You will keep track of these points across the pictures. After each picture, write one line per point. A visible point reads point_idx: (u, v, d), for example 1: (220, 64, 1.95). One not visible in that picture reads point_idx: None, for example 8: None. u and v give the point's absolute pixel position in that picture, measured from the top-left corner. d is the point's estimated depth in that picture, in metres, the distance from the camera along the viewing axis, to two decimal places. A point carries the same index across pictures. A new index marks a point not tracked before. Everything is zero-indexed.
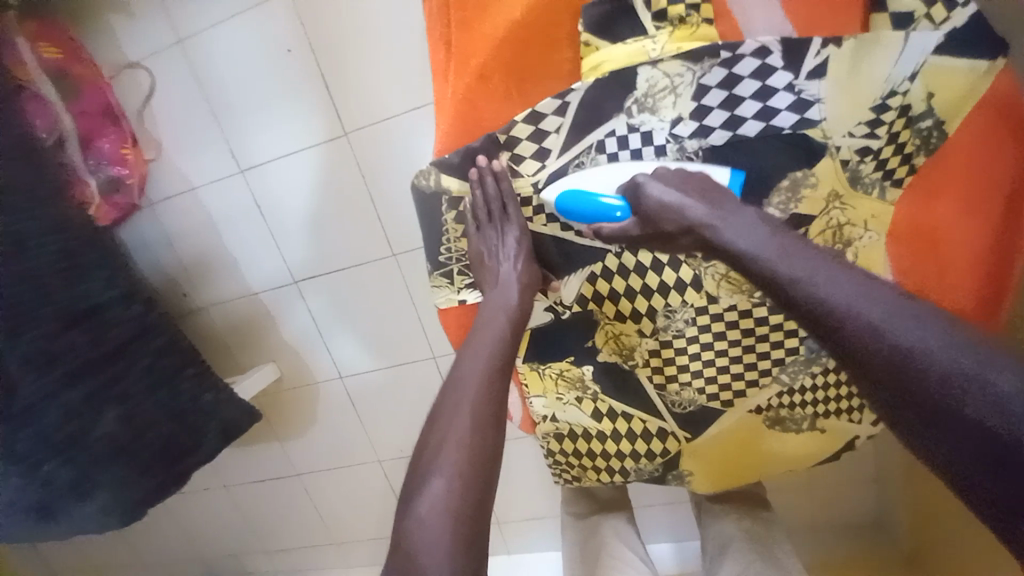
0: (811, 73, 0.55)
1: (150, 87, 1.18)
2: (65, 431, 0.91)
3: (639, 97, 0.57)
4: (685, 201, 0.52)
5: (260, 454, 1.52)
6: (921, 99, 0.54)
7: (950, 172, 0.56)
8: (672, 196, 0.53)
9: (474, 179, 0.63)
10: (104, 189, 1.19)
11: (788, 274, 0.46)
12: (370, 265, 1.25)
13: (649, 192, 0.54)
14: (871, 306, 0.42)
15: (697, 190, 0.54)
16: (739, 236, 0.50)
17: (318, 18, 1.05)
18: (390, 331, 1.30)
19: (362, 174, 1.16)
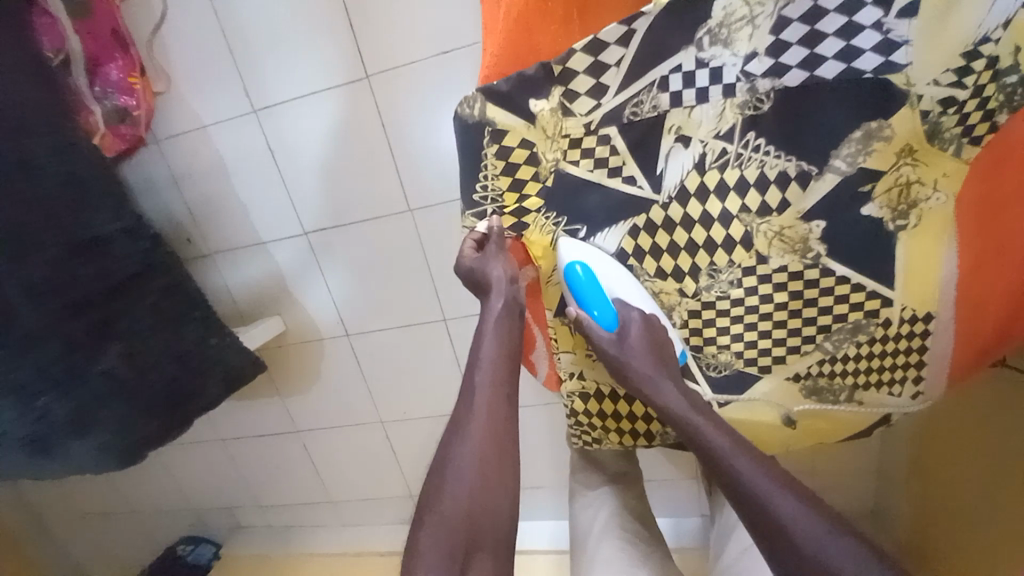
0: (902, 11, 0.50)
1: (161, 13, 1.10)
2: (67, 362, 0.89)
3: (714, 27, 0.53)
4: (637, 353, 0.61)
5: (259, 408, 1.49)
6: (1009, 50, 0.49)
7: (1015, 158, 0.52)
8: (637, 350, 0.62)
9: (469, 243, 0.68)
10: (110, 119, 1.13)
11: (713, 442, 0.54)
12: (387, 219, 1.20)
13: (629, 354, 0.61)
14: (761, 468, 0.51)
15: (653, 341, 0.62)
16: (680, 408, 0.58)
17: None
18: (402, 289, 1.26)
19: (382, 124, 1.11)
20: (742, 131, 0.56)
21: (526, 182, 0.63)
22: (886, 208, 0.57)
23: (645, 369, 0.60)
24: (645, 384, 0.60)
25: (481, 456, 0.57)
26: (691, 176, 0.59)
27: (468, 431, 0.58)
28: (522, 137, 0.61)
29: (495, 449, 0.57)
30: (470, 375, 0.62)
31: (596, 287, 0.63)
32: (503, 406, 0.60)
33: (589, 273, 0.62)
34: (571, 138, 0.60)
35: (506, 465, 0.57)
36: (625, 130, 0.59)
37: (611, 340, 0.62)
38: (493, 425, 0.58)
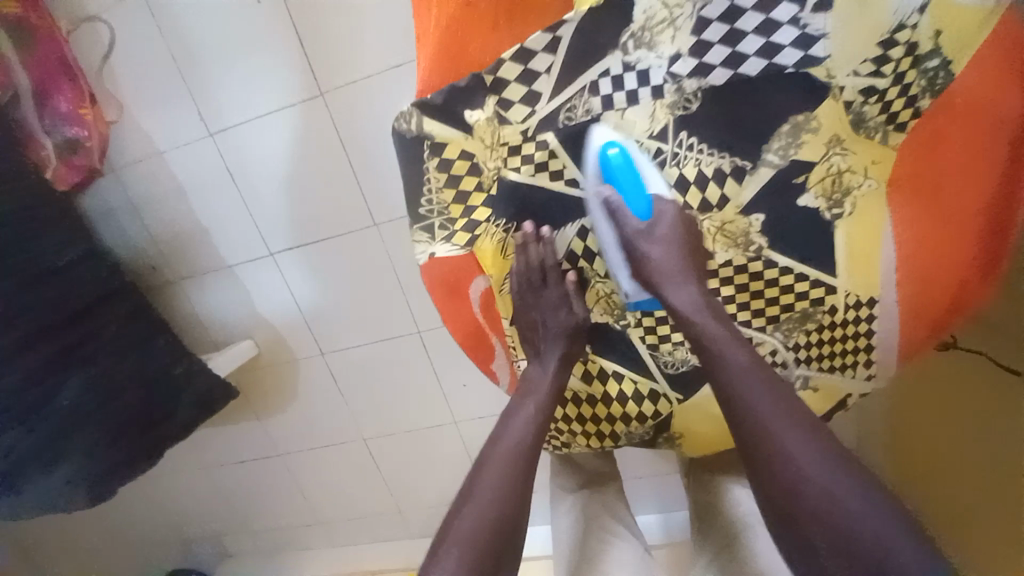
0: (816, 6, 0.51)
1: (110, 41, 1.10)
2: (30, 393, 0.85)
3: (636, 31, 0.53)
4: (671, 258, 0.59)
5: (239, 434, 1.47)
6: (929, 36, 0.51)
7: (953, 120, 0.53)
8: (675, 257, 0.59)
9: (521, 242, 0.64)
10: (61, 151, 1.12)
11: (740, 387, 0.52)
12: (353, 235, 1.19)
13: (644, 255, 0.59)
14: (782, 422, 0.49)
15: (689, 253, 0.60)
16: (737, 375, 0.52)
17: None
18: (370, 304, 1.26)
19: (341, 139, 1.10)
20: (675, 130, 0.58)
21: (470, 194, 0.62)
22: (821, 197, 0.59)
23: (669, 267, 0.59)
24: (665, 282, 0.59)
25: (498, 495, 0.56)
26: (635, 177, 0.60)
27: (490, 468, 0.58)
28: (461, 149, 0.60)
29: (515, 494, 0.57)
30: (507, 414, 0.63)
31: (630, 175, 0.59)
32: (528, 453, 0.60)
33: (624, 156, 0.58)
34: (509, 146, 0.60)
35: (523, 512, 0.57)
36: (562, 134, 0.59)
37: (643, 227, 0.59)
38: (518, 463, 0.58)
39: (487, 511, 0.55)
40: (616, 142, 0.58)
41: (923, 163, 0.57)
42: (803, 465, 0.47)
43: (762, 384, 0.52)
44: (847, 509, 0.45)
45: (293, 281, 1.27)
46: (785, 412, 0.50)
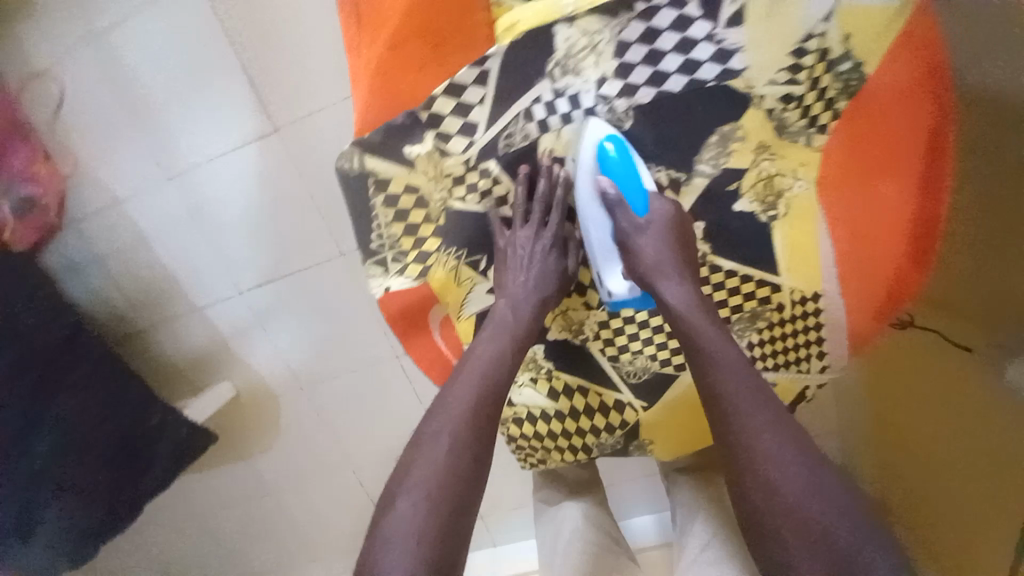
0: (730, 21, 0.53)
1: (60, 92, 1.08)
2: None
3: (561, 59, 0.54)
4: (664, 250, 0.58)
5: (225, 476, 1.45)
6: (839, 43, 0.53)
7: (878, 120, 0.57)
8: (665, 251, 0.58)
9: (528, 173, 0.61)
10: (18, 212, 1.08)
11: (723, 383, 0.52)
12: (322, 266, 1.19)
13: (638, 251, 0.59)
14: (763, 416, 0.50)
15: (680, 245, 0.59)
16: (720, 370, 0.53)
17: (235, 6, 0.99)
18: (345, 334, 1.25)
19: (300, 173, 1.11)
20: None
21: (419, 226, 0.63)
22: (756, 201, 0.61)
23: (661, 263, 0.58)
24: (655, 276, 0.59)
25: (445, 462, 0.52)
26: None
27: (434, 432, 0.54)
28: (406, 183, 0.61)
29: (463, 462, 0.53)
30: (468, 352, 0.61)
31: (628, 168, 0.58)
32: (479, 420, 0.55)
33: (621, 149, 0.57)
34: (453, 177, 0.61)
35: (475, 481, 0.53)
36: (502, 161, 0.60)
37: (634, 224, 0.59)
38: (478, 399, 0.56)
39: (431, 479, 0.51)
40: (613, 135, 0.57)
41: (848, 167, 0.59)
42: (774, 461, 0.48)
43: (745, 380, 0.52)
44: (810, 509, 0.46)
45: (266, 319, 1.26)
46: (767, 409, 0.51)
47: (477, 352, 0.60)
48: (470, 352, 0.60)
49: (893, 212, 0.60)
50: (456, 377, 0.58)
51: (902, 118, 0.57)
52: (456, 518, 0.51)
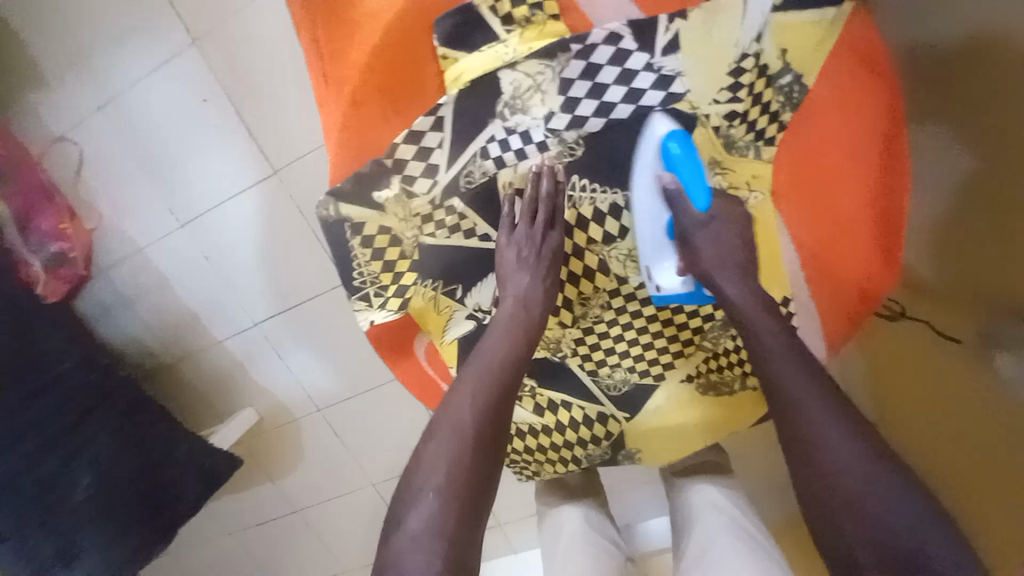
0: (666, 49, 0.55)
1: (80, 156, 1.16)
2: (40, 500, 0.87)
3: (508, 100, 0.58)
4: (725, 251, 0.59)
5: (255, 496, 1.52)
6: (777, 58, 0.55)
7: (835, 123, 0.58)
8: (725, 252, 0.59)
9: (534, 174, 0.62)
10: (49, 266, 1.16)
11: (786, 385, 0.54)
12: (320, 297, 1.23)
13: (697, 247, 0.59)
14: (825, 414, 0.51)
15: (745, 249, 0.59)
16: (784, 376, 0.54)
17: (224, 56, 1.02)
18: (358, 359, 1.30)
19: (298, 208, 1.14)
20: (566, 175, 0.62)
21: (396, 262, 0.67)
22: None
23: (722, 258, 0.59)
24: (716, 271, 0.59)
25: (454, 461, 0.57)
26: (569, 211, 0.65)
27: (443, 434, 0.58)
28: (378, 225, 0.65)
29: (474, 459, 0.57)
30: (471, 362, 0.63)
31: (693, 163, 0.57)
32: (484, 431, 0.59)
33: (686, 146, 0.57)
34: (421, 216, 0.65)
35: (486, 478, 0.58)
36: (466, 197, 0.64)
37: (698, 220, 0.59)
38: (484, 407, 0.60)
39: (444, 478, 0.56)
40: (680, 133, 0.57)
41: (808, 171, 0.61)
42: (842, 459, 0.49)
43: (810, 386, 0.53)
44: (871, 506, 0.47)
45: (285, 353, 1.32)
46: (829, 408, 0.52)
47: (476, 365, 0.62)
48: (475, 355, 0.63)
49: (855, 210, 0.61)
50: (456, 389, 0.61)
51: (858, 121, 0.58)
52: (474, 521, 0.56)
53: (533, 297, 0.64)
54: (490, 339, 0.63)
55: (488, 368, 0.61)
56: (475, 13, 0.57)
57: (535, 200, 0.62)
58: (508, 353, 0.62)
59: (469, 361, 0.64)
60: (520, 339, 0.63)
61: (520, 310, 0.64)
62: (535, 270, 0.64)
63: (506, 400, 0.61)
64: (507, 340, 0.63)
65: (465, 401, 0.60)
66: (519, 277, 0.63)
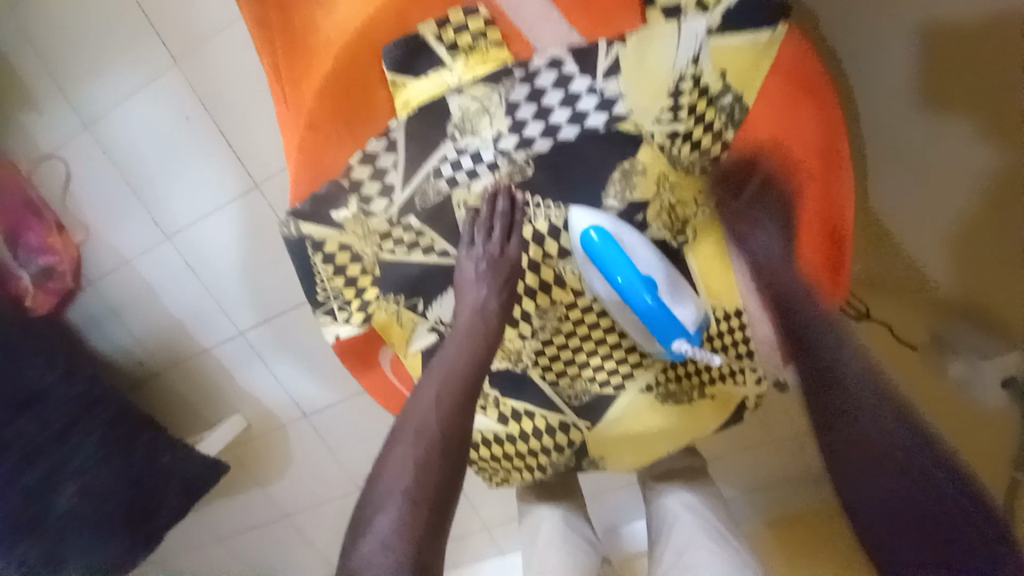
0: (607, 72, 0.57)
1: (66, 174, 1.12)
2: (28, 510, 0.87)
3: (457, 123, 0.60)
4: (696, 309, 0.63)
5: (245, 499, 1.50)
6: (716, 77, 0.57)
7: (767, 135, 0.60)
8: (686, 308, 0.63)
9: (488, 195, 0.63)
10: (38, 279, 1.15)
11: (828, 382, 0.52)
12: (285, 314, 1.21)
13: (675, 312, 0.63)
14: (856, 392, 0.50)
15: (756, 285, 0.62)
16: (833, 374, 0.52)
17: (194, 68, 0.96)
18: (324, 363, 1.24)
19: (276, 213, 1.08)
20: (519, 194, 0.63)
21: (358, 278, 0.69)
22: (664, 228, 0.65)
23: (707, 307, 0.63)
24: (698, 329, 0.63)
25: (422, 465, 0.55)
26: (526, 228, 0.65)
27: (408, 439, 0.56)
28: (339, 243, 0.66)
29: (441, 466, 0.55)
30: (427, 374, 0.62)
31: (614, 247, 0.61)
32: (450, 437, 0.57)
33: (605, 235, 0.61)
34: (380, 233, 0.66)
35: (451, 485, 0.55)
36: (423, 215, 0.65)
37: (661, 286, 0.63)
38: (445, 417, 0.58)
39: (414, 481, 0.54)
40: (596, 224, 0.62)
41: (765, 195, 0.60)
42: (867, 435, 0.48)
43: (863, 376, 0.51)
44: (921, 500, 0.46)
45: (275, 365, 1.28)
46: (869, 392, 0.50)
47: (435, 372, 0.62)
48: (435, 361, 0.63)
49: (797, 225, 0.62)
50: (417, 398, 0.60)
51: (792, 135, 0.60)
52: (438, 534, 0.53)
53: (489, 311, 0.64)
54: (450, 347, 0.63)
55: (455, 372, 0.60)
56: (420, 41, 0.61)
57: (493, 216, 0.64)
58: (469, 360, 0.62)
59: (429, 370, 0.63)
60: (480, 351, 0.62)
61: (480, 321, 0.64)
62: (489, 286, 0.64)
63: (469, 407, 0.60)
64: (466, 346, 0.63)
65: (426, 407, 0.59)
66: (475, 289, 0.64)
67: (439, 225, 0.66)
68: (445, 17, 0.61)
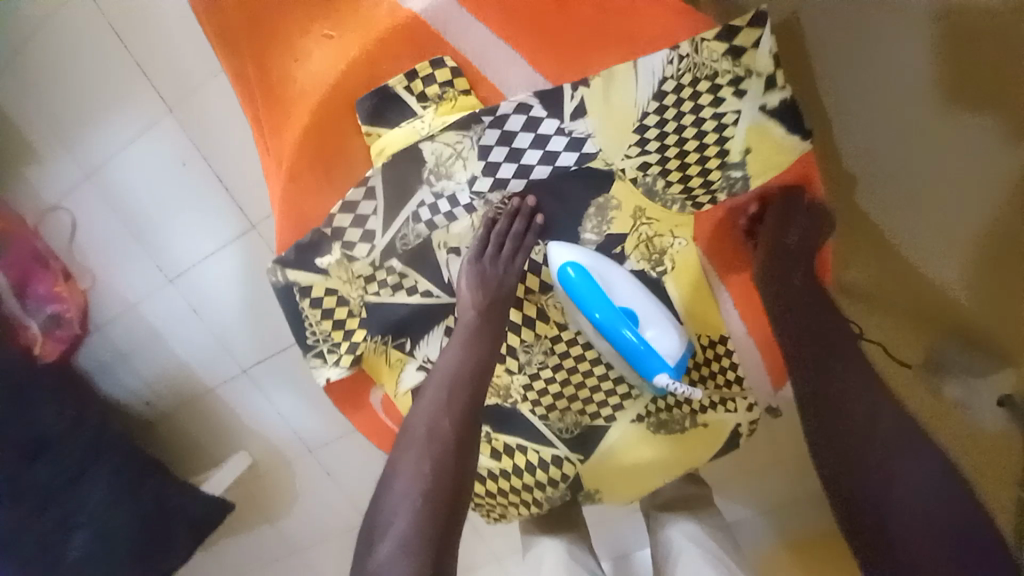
0: (574, 114, 0.60)
1: (73, 225, 1.11)
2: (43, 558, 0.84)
3: (432, 168, 0.63)
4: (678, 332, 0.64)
5: (234, 552, 1.38)
6: (740, 151, 0.62)
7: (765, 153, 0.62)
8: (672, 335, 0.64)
9: (489, 217, 0.64)
10: (47, 327, 1.09)
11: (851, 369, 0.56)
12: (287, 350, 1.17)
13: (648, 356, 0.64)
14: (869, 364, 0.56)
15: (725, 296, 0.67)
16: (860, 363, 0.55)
17: (194, 117, 1.00)
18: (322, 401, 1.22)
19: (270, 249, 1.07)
20: (515, 214, 0.64)
21: (345, 320, 0.70)
22: (643, 260, 0.67)
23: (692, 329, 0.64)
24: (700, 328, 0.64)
25: (426, 493, 0.54)
26: (536, 250, 0.67)
27: (397, 482, 0.56)
28: (325, 287, 0.68)
29: (444, 488, 0.55)
30: (427, 378, 0.62)
31: (590, 285, 0.62)
32: (449, 462, 0.56)
33: (582, 272, 0.62)
34: (364, 277, 0.68)
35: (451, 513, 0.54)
36: (405, 258, 0.67)
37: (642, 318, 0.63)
38: (442, 440, 0.57)
39: (414, 520, 0.52)
40: (573, 261, 0.62)
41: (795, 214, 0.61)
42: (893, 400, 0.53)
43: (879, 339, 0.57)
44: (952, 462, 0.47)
45: (282, 406, 1.22)
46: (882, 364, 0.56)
47: (432, 383, 0.61)
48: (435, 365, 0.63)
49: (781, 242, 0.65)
50: (413, 419, 0.60)
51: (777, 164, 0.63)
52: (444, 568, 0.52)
53: (483, 328, 0.63)
54: (446, 355, 0.63)
55: (447, 381, 0.60)
56: (391, 93, 0.64)
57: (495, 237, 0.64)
58: (469, 374, 0.61)
59: (424, 382, 0.63)
60: (477, 363, 0.62)
61: (484, 323, 0.63)
62: (473, 300, 0.63)
63: (469, 427, 0.59)
64: (459, 351, 0.62)
65: (423, 434, 0.58)
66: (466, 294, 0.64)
67: (423, 269, 0.68)
68: (414, 68, 0.64)
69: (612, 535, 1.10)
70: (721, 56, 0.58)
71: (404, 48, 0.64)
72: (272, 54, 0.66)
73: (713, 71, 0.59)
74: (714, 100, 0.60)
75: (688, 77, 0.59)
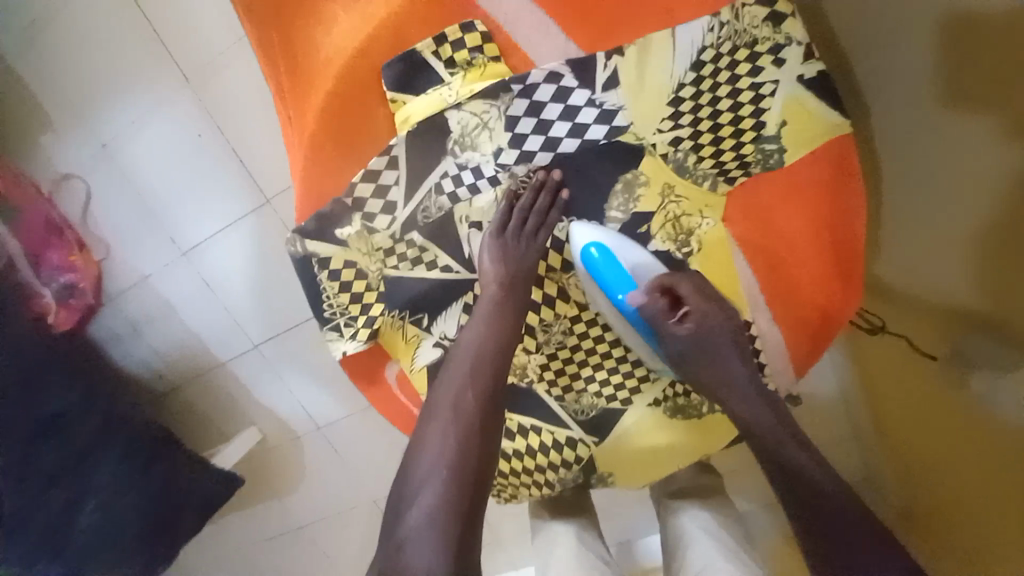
0: (606, 85, 0.58)
1: (88, 195, 1.11)
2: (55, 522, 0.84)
3: (457, 138, 0.61)
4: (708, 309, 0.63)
5: (242, 526, 1.39)
6: (776, 123, 0.60)
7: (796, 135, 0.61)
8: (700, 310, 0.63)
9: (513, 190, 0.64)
10: (59, 295, 1.07)
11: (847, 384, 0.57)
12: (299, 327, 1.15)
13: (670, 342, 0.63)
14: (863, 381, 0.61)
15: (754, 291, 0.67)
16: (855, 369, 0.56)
17: (210, 87, 0.99)
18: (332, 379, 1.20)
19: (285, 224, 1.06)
20: (541, 188, 0.63)
21: (363, 294, 0.69)
22: (668, 240, 0.66)
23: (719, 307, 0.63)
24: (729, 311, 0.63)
25: (450, 472, 0.54)
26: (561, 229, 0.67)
27: (419, 457, 0.55)
28: (344, 259, 0.67)
29: (473, 467, 0.55)
30: (451, 354, 0.62)
31: (614, 266, 0.63)
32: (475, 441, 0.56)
33: (605, 252, 0.64)
34: (384, 249, 0.67)
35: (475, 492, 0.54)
36: (426, 230, 0.66)
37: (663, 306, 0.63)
38: (467, 418, 0.56)
39: (438, 492, 0.52)
40: (597, 241, 0.64)
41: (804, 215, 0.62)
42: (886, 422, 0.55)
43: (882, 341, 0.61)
44: None
45: (291, 384, 1.22)
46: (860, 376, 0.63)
47: (457, 358, 0.60)
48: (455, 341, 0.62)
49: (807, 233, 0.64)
50: (438, 396, 0.59)
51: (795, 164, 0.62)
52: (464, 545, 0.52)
53: (506, 304, 0.62)
54: (469, 331, 0.62)
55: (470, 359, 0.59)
56: (419, 58, 0.62)
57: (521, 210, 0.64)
58: (494, 352, 0.60)
59: (447, 357, 0.62)
60: (502, 339, 0.61)
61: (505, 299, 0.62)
62: (498, 273, 0.62)
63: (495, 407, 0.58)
64: (480, 328, 0.61)
65: (446, 414, 0.57)
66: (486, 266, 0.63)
67: (445, 244, 0.67)
68: (442, 33, 0.62)
69: (621, 522, 1.10)
70: (761, 22, 0.56)
71: (432, 13, 0.62)
72: (296, 18, 0.65)
73: (753, 38, 0.56)
74: (752, 69, 0.57)
75: (727, 46, 0.57)
